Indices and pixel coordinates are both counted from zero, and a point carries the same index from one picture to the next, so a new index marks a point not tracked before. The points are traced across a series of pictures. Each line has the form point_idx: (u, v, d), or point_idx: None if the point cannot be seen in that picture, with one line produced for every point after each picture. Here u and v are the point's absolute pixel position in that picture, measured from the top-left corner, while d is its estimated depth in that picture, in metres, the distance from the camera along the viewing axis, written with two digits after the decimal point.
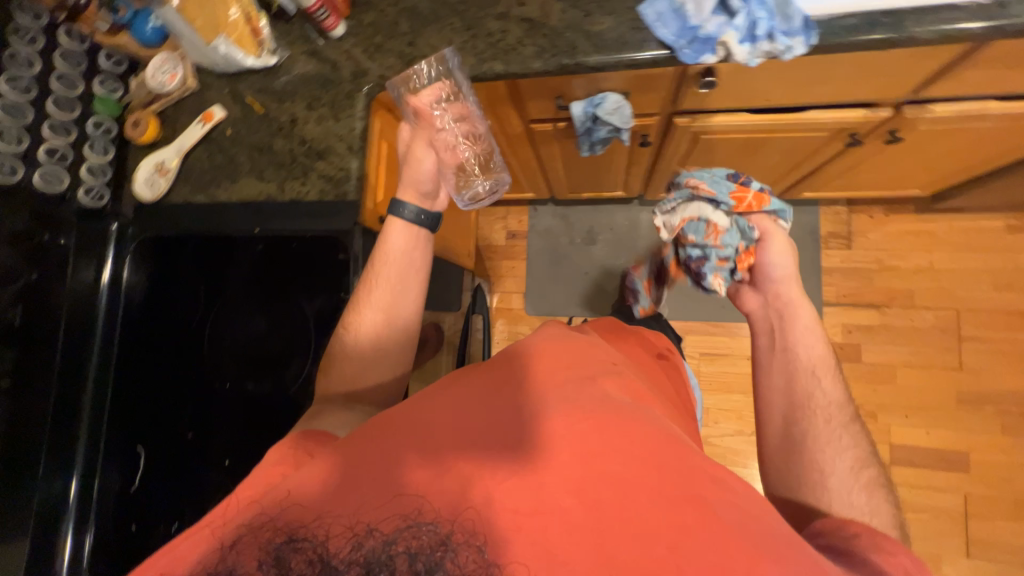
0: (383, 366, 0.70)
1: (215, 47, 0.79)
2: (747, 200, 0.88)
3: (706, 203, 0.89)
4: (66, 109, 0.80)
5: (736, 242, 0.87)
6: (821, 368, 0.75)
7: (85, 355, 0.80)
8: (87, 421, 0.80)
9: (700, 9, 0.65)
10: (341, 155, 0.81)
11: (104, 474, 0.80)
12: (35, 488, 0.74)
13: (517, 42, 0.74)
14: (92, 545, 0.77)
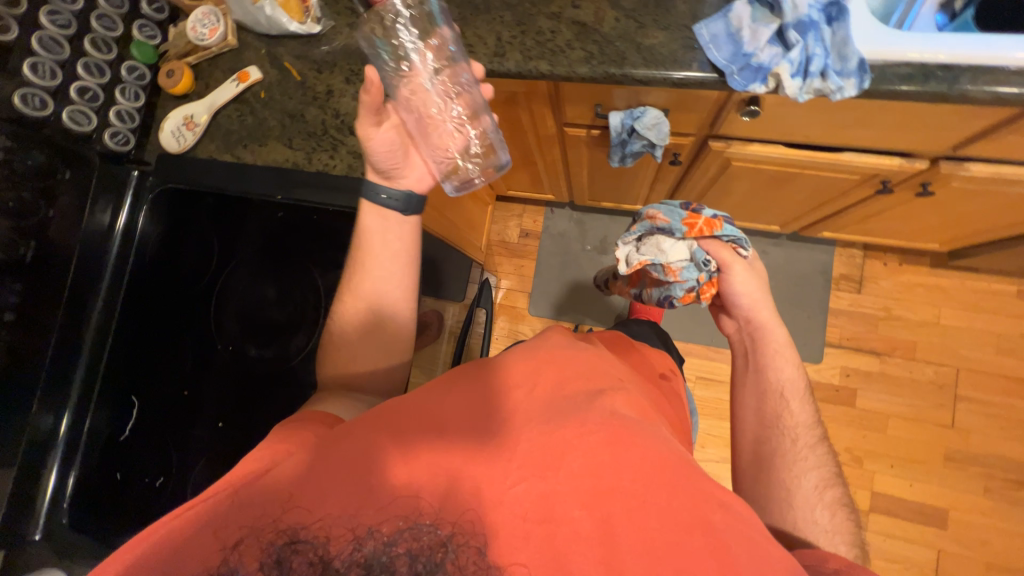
0: (390, 349, 0.71)
1: (261, 6, 0.79)
2: (698, 226, 0.86)
3: (664, 236, 0.88)
4: (103, 50, 0.79)
5: (695, 275, 0.87)
6: (790, 391, 0.76)
7: (91, 299, 0.79)
8: (84, 364, 0.79)
9: (756, 37, 0.65)
10: None
11: (95, 419, 0.79)
12: (25, 425, 0.73)
13: (566, 45, 0.73)
14: (74, 487, 0.77)
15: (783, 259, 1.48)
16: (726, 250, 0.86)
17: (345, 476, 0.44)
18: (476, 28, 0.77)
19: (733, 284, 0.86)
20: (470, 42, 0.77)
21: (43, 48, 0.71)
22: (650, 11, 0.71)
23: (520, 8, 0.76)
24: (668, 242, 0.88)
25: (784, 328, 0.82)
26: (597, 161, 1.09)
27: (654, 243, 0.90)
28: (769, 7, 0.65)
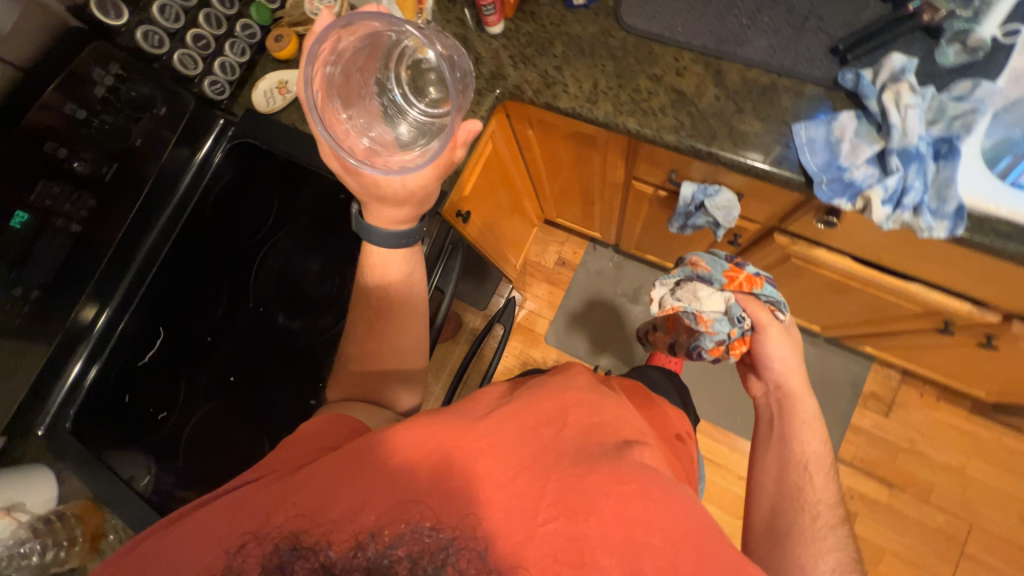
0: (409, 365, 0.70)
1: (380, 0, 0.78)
2: (739, 280, 0.84)
3: (701, 284, 0.86)
4: (226, 5, 0.83)
5: (727, 328, 0.85)
6: (815, 465, 0.72)
7: (153, 220, 0.83)
8: (132, 275, 0.82)
9: (855, 154, 0.63)
10: None
11: (126, 329, 0.81)
12: (67, 315, 0.75)
13: (659, 109, 0.73)
14: (91, 381, 0.78)
15: (815, 360, 1.43)
16: (763, 311, 0.83)
17: (352, 482, 0.44)
18: (576, 70, 0.78)
19: (766, 347, 0.83)
20: (566, 81, 0.78)
21: None
22: (754, 98, 0.70)
23: (624, 61, 0.76)
24: (704, 290, 0.86)
25: (815, 399, 0.79)
26: (655, 218, 1.08)
27: (689, 293, 0.87)
28: (876, 125, 0.63)
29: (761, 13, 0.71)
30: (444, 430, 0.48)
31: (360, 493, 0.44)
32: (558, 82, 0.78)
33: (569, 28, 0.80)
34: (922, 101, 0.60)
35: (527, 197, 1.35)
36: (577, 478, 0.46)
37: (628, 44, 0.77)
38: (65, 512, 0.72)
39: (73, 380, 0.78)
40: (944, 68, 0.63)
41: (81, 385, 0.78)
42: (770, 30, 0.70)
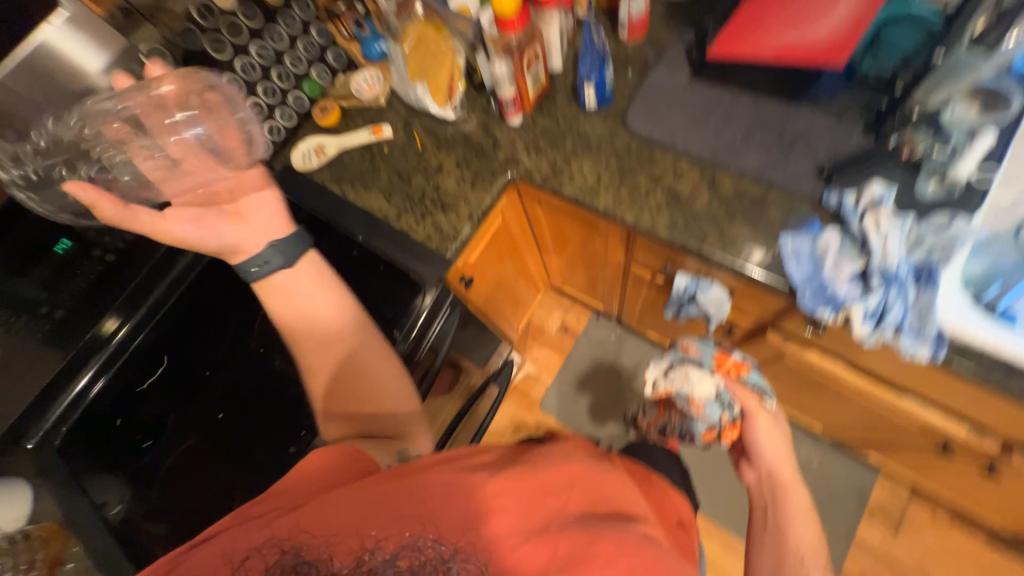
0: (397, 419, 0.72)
1: (415, 88, 0.91)
2: (727, 364, 0.84)
3: (692, 366, 0.83)
4: (283, 80, 0.95)
5: (719, 414, 0.81)
6: (810, 560, 0.70)
7: (184, 251, 0.89)
8: (153, 299, 0.86)
9: (838, 270, 0.66)
10: (459, 216, 0.88)
11: (137, 349, 0.84)
12: (91, 327, 0.83)
13: (655, 207, 0.79)
14: (96, 394, 0.81)
15: (817, 462, 1.37)
16: (749, 397, 0.81)
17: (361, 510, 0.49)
18: (582, 164, 0.85)
19: (756, 432, 0.80)
20: (573, 173, 0.85)
21: (241, 69, 0.88)
22: (744, 206, 0.75)
23: (626, 160, 0.83)
24: (696, 372, 0.83)
25: (806, 489, 0.78)
26: (654, 300, 1.11)
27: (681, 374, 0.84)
28: (858, 245, 0.67)
29: (754, 132, 0.78)
30: (420, 492, 0.50)
31: (369, 514, 0.49)
32: (565, 173, 0.85)
33: (580, 126, 0.89)
34: (900, 228, 0.64)
35: (534, 264, 1.41)
36: (567, 541, 0.49)
37: (632, 146, 0.84)
38: (31, 533, 0.74)
39: (80, 390, 0.80)
40: (923, 200, 0.67)
41: (85, 396, 0.80)
42: (762, 148, 0.77)
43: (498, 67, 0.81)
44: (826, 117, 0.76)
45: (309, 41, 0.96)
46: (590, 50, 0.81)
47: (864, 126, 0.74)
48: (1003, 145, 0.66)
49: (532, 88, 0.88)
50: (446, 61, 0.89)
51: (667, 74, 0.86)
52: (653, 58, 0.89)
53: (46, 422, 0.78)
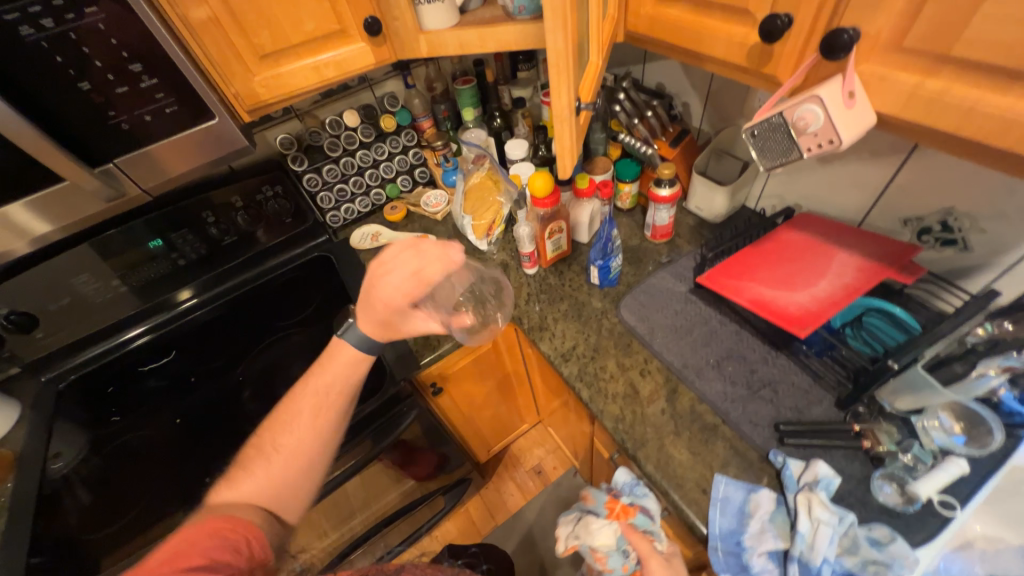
0: (316, 477, 0.67)
1: (462, 218, 1.11)
2: (616, 508, 0.77)
3: (594, 517, 0.78)
4: (373, 179, 1.20)
5: (621, 566, 0.79)
6: None
7: (257, 265, 1.10)
8: (214, 291, 1.06)
9: (759, 539, 0.63)
10: (447, 331, 0.98)
11: (179, 325, 1.02)
12: (160, 296, 1.02)
13: (611, 394, 0.81)
14: (133, 344, 0.98)
15: None
16: (643, 542, 0.68)
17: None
18: (565, 329, 0.92)
19: None
20: (555, 333, 0.92)
21: (342, 164, 1.13)
22: (692, 429, 0.75)
23: (605, 340, 0.89)
24: (597, 524, 0.77)
25: None
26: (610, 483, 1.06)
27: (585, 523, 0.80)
28: (790, 522, 0.63)
29: (727, 361, 0.80)
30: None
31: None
32: (549, 331, 0.93)
33: (580, 296, 0.98)
34: (838, 523, 0.58)
35: (523, 395, 1.43)
36: None
37: (616, 330, 0.90)
38: None
39: (125, 338, 0.99)
40: (872, 503, 0.62)
41: (124, 346, 0.98)
42: (729, 380, 0.78)
43: (521, 229, 0.95)
44: (800, 374, 0.77)
45: (404, 158, 1.22)
46: (600, 242, 0.91)
47: (835, 398, 0.73)
48: (978, 479, 0.61)
49: (551, 252, 1.00)
50: (492, 209, 1.08)
51: (669, 280, 0.95)
52: (665, 261, 1.00)
53: (88, 352, 0.96)
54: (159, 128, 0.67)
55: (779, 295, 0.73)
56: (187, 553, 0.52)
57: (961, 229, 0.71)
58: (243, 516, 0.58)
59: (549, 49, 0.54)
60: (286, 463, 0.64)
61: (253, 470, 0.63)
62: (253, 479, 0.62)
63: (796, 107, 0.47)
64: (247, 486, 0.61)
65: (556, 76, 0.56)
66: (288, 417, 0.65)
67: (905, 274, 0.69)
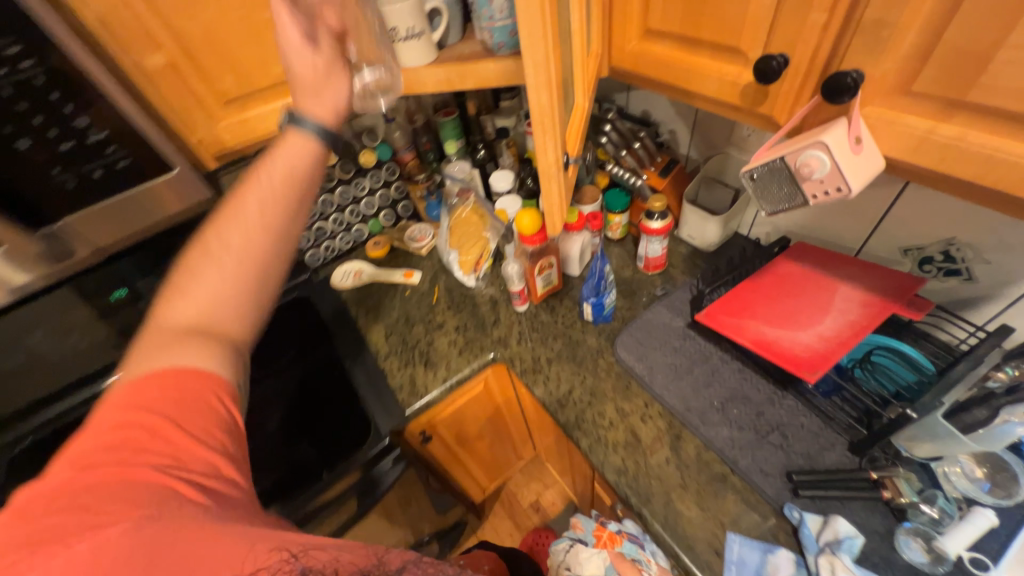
0: (268, 291, 0.59)
1: (448, 253, 1.06)
2: (602, 537, 0.84)
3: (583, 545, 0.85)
4: (354, 216, 1.15)
5: None
6: None
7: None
8: None
9: None
10: (435, 377, 0.92)
11: None
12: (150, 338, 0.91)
13: (613, 444, 0.76)
14: None
15: None
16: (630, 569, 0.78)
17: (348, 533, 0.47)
18: (560, 371, 0.88)
19: None
20: (549, 376, 0.87)
21: (321, 203, 1.09)
22: (699, 481, 0.70)
23: (601, 382, 0.84)
24: (586, 552, 0.84)
25: None
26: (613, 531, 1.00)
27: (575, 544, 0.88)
28: None
29: (731, 404, 0.76)
30: None
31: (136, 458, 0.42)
32: (542, 373, 0.88)
33: (574, 334, 0.93)
34: None
35: (518, 431, 1.37)
36: None
37: (612, 370, 0.86)
38: None
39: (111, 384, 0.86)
40: (899, 562, 0.58)
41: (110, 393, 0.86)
42: (735, 424, 0.74)
43: (510, 267, 0.92)
44: (810, 416, 0.72)
45: (386, 193, 1.17)
46: (594, 278, 0.87)
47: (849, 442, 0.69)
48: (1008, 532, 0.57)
49: (541, 288, 0.96)
50: (479, 244, 1.04)
51: (666, 314, 0.91)
52: (660, 294, 0.96)
53: (48, 412, 0.81)
54: (110, 183, 0.63)
55: (783, 335, 0.70)
56: (127, 455, 0.42)
57: (964, 259, 0.69)
58: (173, 337, 0.51)
59: (532, 107, 0.50)
60: (223, 280, 0.55)
61: (193, 297, 0.54)
62: (193, 294, 0.54)
63: (800, 151, 0.43)
64: (181, 305, 0.53)
65: (539, 131, 0.53)
66: (224, 245, 0.56)
67: (912, 309, 0.66)
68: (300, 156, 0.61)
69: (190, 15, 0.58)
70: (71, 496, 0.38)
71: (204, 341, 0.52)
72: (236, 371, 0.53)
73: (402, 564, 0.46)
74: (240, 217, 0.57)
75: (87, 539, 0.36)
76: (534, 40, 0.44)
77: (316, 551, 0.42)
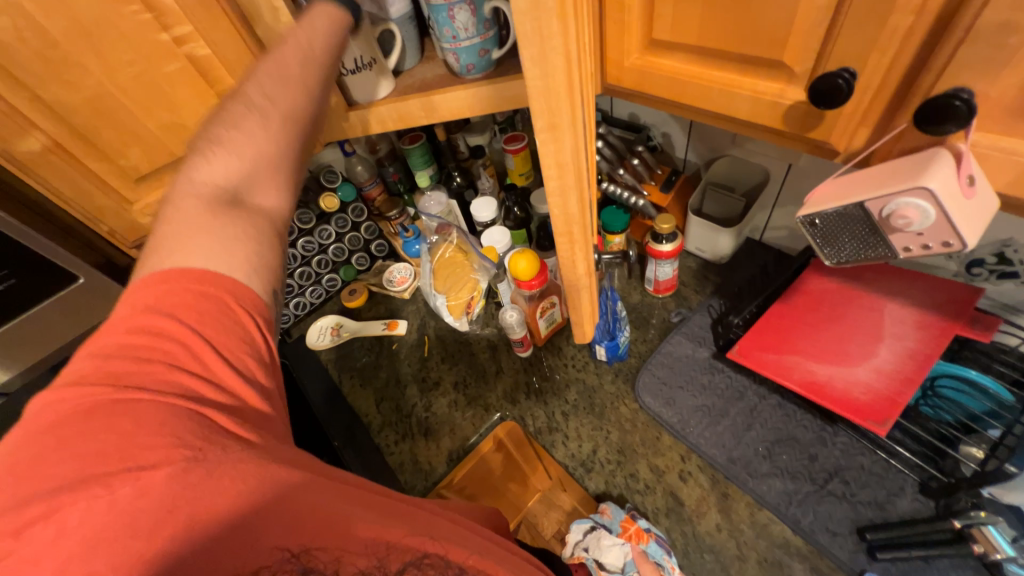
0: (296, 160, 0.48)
1: (434, 296, 0.93)
2: (628, 530, 0.64)
3: (605, 531, 0.65)
4: (322, 266, 1.02)
5: None
6: None
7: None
8: None
9: None
10: (440, 448, 0.82)
11: None
12: None
13: (652, 513, 0.67)
14: None
15: None
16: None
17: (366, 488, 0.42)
18: (580, 425, 0.78)
19: None
20: (568, 433, 0.78)
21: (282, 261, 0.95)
22: (759, 549, 0.62)
23: (628, 434, 0.75)
24: (608, 540, 0.63)
25: None
26: None
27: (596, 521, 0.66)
28: None
29: (780, 449, 0.68)
30: None
31: (164, 369, 0.37)
32: (560, 430, 0.78)
33: (589, 379, 0.83)
34: None
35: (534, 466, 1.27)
36: None
37: (638, 420, 0.76)
38: None
39: None
40: None
41: None
42: (787, 473, 0.65)
43: (508, 315, 0.81)
44: (868, 454, 0.64)
45: (356, 236, 1.04)
46: (606, 319, 0.78)
47: (919, 483, 0.61)
48: None
49: (545, 328, 0.85)
50: (468, 284, 0.92)
51: (689, 346, 0.82)
52: (676, 320, 0.86)
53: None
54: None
55: (833, 373, 0.61)
56: (158, 366, 0.37)
57: (1022, 261, 0.59)
58: (201, 209, 0.43)
59: (557, 211, 0.52)
60: (263, 148, 0.46)
61: (226, 154, 0.45)
62: (224, 159, 0.45)
63: (888, 197, 0.33)
64: (216, 162, 0.44)
65: (565, 225, 0.54)
66: (268, 102, 0.46)
67: (978, 329, 0.58)
68: (310, 26, 0.47)
69: (66, 83, 0.44)
70: (104, 409, 0.34)
71: (213, 230, 0.42)
72: (263, 273, 0.44)
73: (403, 566, 0.39)
74: (272, 86, 0.46)
75: (129, 485, 0.32)
76: (561, 151, 0.45)
77: (320, 551, 0.37)
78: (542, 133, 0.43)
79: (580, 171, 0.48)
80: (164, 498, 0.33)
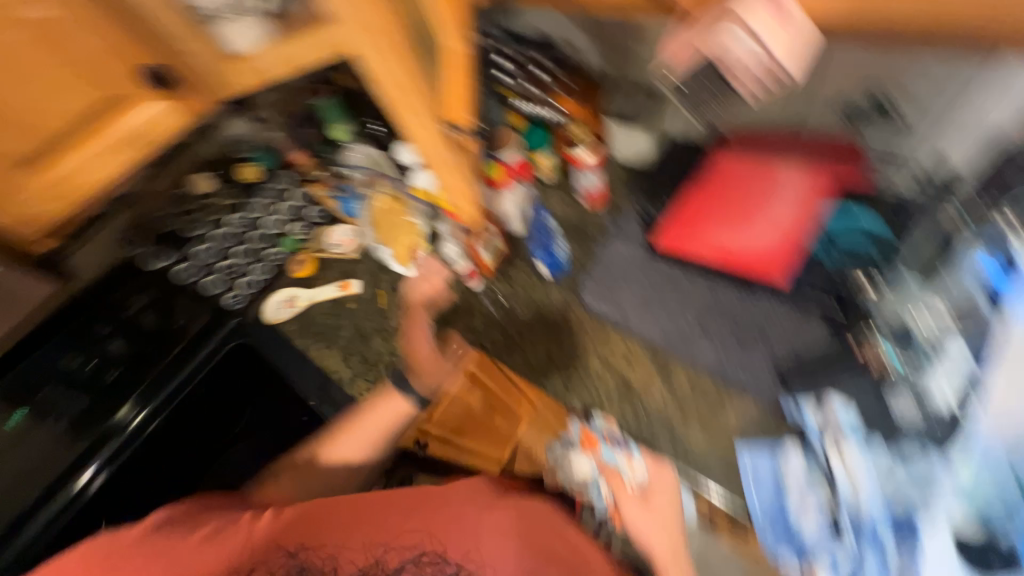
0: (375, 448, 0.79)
1: (381, 248, 0.98)
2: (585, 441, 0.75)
3: (569, 447, 0.76)
4: (261, 241, 0.99)
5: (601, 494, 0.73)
6: None
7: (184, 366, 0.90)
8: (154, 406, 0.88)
9: (803, 505, 0.64)
10: (410, 386, 0.87)
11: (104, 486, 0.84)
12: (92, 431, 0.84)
13: (603, 396, 0.76)
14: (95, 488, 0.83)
15: None
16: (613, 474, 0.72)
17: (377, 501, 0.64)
18: (535, 338, 0.84)
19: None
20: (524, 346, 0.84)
21: (219, 238, 0.95)
22: (698, 404, 0.70)
23: (577, 337, 0.82)
24: (575, 454, 0.75)
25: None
26: None
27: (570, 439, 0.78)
28: (826, 476, 0.64)
29: (710, 320, 0.74)
30: None
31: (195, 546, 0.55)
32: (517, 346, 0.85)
33: (538, 298, 0.88)
34: (872, 465, 0.62)
35: None
36: None
37: (584, 322, 0.82)
38: None
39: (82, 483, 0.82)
40: (897, 425, 0.63)
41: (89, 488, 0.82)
42: (717, 339, 0.73)
43: (447, 247, 0.90)
44: (784, 308, 0.72)
45: (289, 204, 1.00)
46: (538, 231, 0.87)
47: (827, 323, 0.69)
48: None
49: (492, 259, 0.89)
50: (412, 230, 0.94)
51: (623, 248, 0.86)
52: (611, 227, 0.90)
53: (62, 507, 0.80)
54: None
55: (740, 237, 0.71)
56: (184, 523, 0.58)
57: (893, 109, 0.66)
58: (339, 470, 0.78)
59: (362, 65, 0.60)
60: (372, 449, 0.79)
61: (350, 441, 0.79)
62: (349, 443, 0.79)
63: (707, 38, 0.36)
64: (351, 444, 0.79)
65: (403, 94, 0.64)
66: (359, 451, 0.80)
67: (847, 172, 0.69)
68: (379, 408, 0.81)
69: None
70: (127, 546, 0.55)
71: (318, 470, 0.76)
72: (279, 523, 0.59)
73: (402, 563, 0.60)
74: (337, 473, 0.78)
75: None
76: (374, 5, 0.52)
77: (311, 552, 0.59)
78: (388, 43, 0.58)
79: (407, 66, 0.61)
80: (141, 547, 0.56)
